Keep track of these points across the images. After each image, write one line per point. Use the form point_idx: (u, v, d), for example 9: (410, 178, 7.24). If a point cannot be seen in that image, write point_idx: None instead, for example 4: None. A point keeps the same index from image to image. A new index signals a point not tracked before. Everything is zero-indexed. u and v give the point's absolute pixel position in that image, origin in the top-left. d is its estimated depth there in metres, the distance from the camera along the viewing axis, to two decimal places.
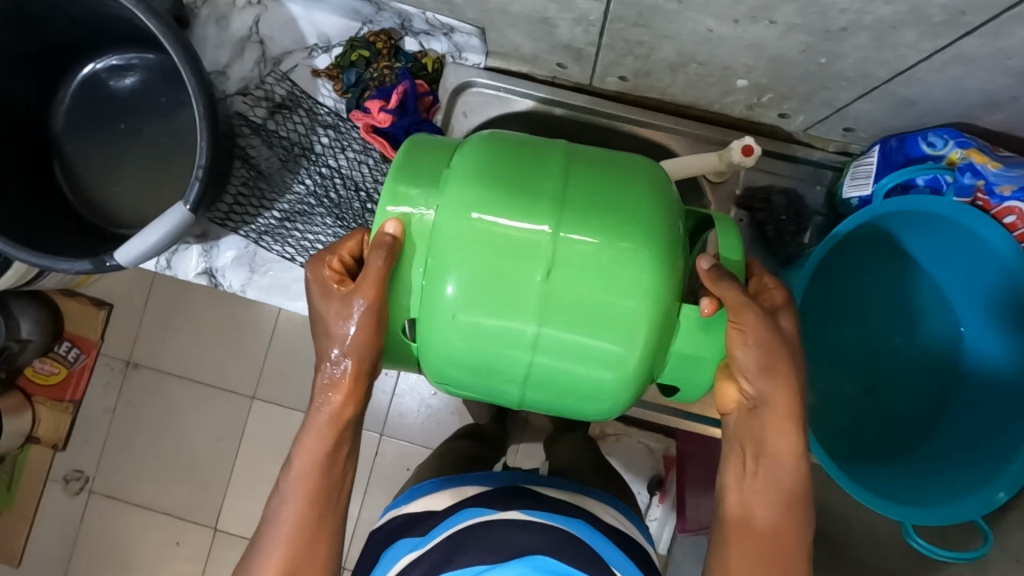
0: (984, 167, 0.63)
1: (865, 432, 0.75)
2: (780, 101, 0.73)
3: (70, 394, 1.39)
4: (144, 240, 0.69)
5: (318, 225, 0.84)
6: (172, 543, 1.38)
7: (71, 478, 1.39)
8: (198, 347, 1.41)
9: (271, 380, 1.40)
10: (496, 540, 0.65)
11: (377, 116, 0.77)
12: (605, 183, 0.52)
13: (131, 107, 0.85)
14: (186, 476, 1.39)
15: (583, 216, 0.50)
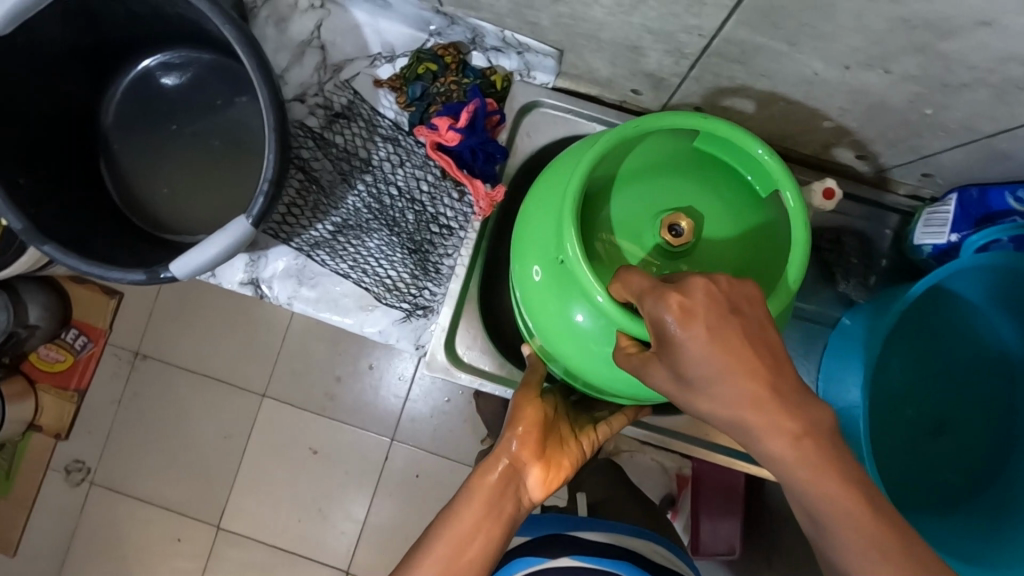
0: None
1: (932, 475, 0.73)
2: (862, 143, 0.71)
3: (75, 383, 1.35)
4: (203, 253, 0.66)
5: (373, 241, 0.81)
6: (172, 539, 1.35)
7: (71, 469, 1.34)
8: (213, 342, 1.38)
9: (285, 379, 1.37)
10: None
11: (445, 134, 0.74)
12: (533, 218, 0.57)
13: (181, 105, 0.81)
14: (192, 472, 1.36)
15: (528, 257, 0.56)
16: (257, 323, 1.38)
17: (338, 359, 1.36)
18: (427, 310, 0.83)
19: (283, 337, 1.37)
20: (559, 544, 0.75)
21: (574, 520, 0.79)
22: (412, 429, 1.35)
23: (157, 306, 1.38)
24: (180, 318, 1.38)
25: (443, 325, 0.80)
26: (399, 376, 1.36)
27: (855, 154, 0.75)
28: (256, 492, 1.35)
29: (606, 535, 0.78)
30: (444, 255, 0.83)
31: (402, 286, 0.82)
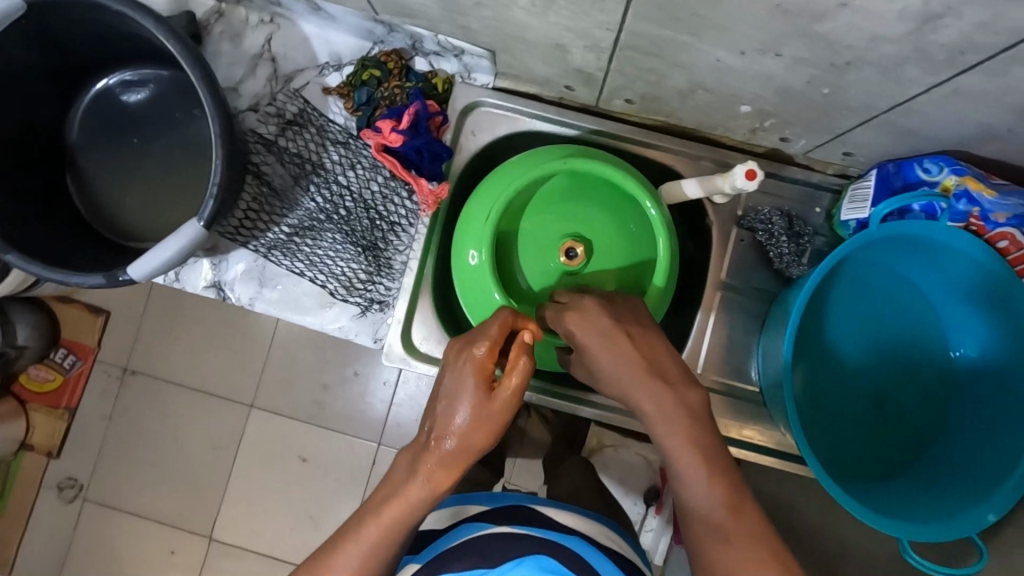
0: (979, 195, 0.65)
1: (868, 453, 0.76)
2: (782, 126, 0.75)
3: (66, 400, 1.31)
4: (157, 257, 0.70)
5: (327, 241, 0.85)
6: (167, 551, 1.38)
7: (64, 486, 1.35)
8: (200, 356, 1.41)
9: (271, 390, 1.40)
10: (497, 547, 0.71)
11: (388, 136, 0.78)
12: (471, 220, 0.76)
13: (143, 122, 0.85)
14: (185, 484, 1.39)
15: (467, 248, 0.75)
16: (242, 334, 1.41)
17: (322, 367, 1.39)
18: (383, 305, 0.86)
19: (268, 347, 1.40)
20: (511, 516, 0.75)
21: (536, 500, 0.82)
22: (399, 434, 1.38)
23: (144, 322, 1.41)
24: (168, 332, 1.41)
25: (399, 318, 0.83)
26: (384, 381, 1.39)
27: (781, 137, 0.78)
28: (245, 501, 1.38)
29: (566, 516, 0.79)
30: (396, 251, 0.86)
31: (358, 282, 0.86)
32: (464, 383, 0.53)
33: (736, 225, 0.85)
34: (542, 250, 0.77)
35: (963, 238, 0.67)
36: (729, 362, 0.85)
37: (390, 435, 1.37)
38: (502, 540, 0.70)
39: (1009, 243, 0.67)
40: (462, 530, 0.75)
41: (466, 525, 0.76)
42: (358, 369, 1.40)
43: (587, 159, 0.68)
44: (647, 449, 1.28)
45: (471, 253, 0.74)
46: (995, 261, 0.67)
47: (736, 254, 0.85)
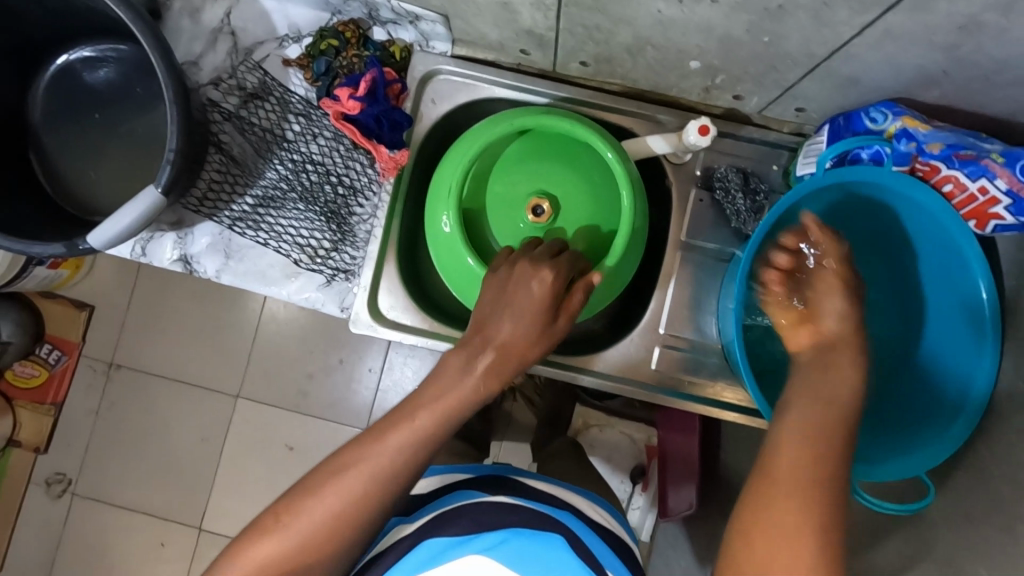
0: (916, 131, 0.66)
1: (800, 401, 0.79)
2: (732, 83, 0.76)
3: (52, 397, 1.36)
4: (115, 224, 0.70)
5: (291, 212, 0.86)
6: (157, 544, 1.37)
7: (52, 481, 1.37)
8: (184, 349, 1.39)
9: (257, 380, 1.38)
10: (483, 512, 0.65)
11: (346, 104, 0.79)
12: (442, 188, 0.73)
13: (106, 99, 0.86)
14: (172, 477, 1.38)
15: (439, 215, 0.72)
16: (226, 327, 1.39)
17: (307, 356, 1.38)
18: (349, 274, 0.87)
19: (252, 340, 1.39)
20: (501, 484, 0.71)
21: (522, 470, 0.77)
22: None
23: (128, 317, 1.39)
24: (151, 326, 1.39)
25: (364, 286, 0.84)
26: (369, 368, 1.38)
27: (733, 95, 0.80)
28: (233, 491, 1.37)
29: (551, 485, 0.75)
30: (360, 221, 0.87)
31: (323, 252, 0.87)
32: (529, 299, 0.61)
33: (695, 186, 0.85)
34: (510, 210, 0.75)
35: (969, 240, 0.70)
36: (691, 322, 0.86)
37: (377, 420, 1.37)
38: (497, 508, 0.65)
39: (953, 185, 0.69)
40: (452, 497, 0.70)
41: (458, 491, 0.71)
42: (344, 358, 1.39)
43: (543, 115, 0.68)
44: (633, 429, 1.26)
45: (443, 219, 0.71)
46: (988, 279, 0.70)
47: (696, 214, 0.85)
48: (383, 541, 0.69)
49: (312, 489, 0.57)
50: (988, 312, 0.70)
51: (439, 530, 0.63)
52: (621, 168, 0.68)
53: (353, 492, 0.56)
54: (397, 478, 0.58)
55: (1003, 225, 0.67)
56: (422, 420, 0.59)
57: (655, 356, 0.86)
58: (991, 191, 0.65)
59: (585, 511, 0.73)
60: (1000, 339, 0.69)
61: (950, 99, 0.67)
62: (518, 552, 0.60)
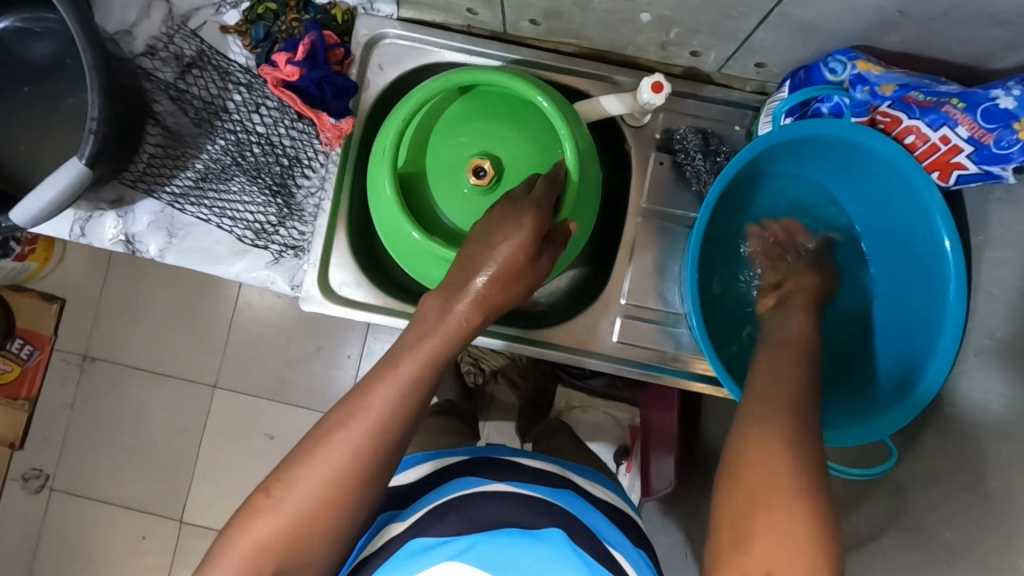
0: (868, 74, 0.64)
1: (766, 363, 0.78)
2: (688, 36, 0.73)
3: (25, 391, 1.31)
4: (38, 199, 0.67)
5: (235, 187, 0.82)
6: (137, 537, 1.34)
7: (29, 476, 1.34)
8: (157, 339, 1.35)
9: (232, 369, 1.35)
10: (484, 509, 0.58)
11: (284, 69, 0.76)
12: (380, 155, 0.69)
13: (39, 73, 0.82)
14: (150, 468, 1.35)
15: (378, 186, 0.69)
16: (201, 317, 1.35)
17: (283, 342, 1.34)
18: (298, 250, 0.84)
19: (229, 329, 1.35)
20: (497, 470, 0.66)
21: (518, 451, 0.73)
22: None
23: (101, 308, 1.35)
24: (123, 316, 1.35)
25: (314, 262, 0.81)
26: (347, 354, 1.34)
27: (691, 52, 0.76)
28: (213, 482, 1.34)
29: (549, 464, 0.71)
30: (307, 193, 0.84)
31: (269, 227, 0.83)
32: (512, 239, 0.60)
33: (655, 148, 0.82)
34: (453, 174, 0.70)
35: (929, 189, 0.66)
36: (654, 290, 0.83)
37: None
38: (494, 497, 0.59)
39: (916, 137, 0.66)
40: (449, 486, 0.64)
41: (456, 478, 0.65)
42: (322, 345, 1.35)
43: (471, 70, 0.65)
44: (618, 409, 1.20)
45: (382, 188, 0.68)
46: (950, 229, 0.65)
47: (656, 178, 0.82)
48: (369, 543, 0.61)
49: (259, 504, 0.51)
50: (953, 262, 0.66)
51: (430, 529, 0.56)
52: (559, 117, 0.65)
53: (304, 502, 0.51)
54: (358, 470, 0.52)
55: (966, 175, 0.65)
56: (377, 408, 0.54)
57: (616, 327, 0.83)
58: (952, 140, 0.63)
59: (585, 490, 0.70)
60: (965, 288, 0.65)
61: (911, 43, 0.64)
62: (507, 550, 0.53)
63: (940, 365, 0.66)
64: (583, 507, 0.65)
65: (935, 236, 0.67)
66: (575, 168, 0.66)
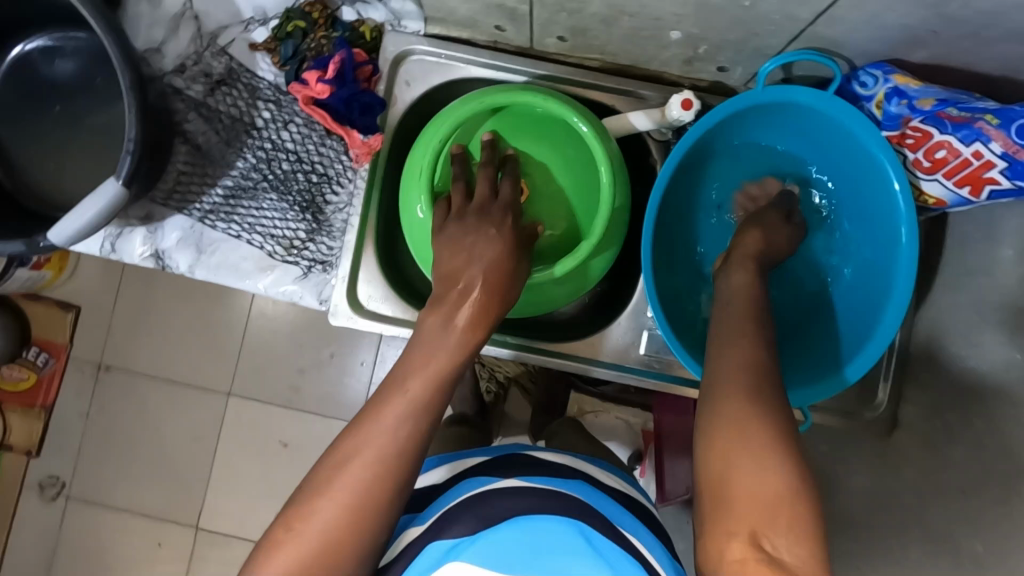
0: (906, 88, 0.65)
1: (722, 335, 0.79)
2: (714, 52, 0.73)
3: (42, 399, 1.31)
4: (77, 218, 0.68)
5: (266, 204, 0.83)
6: (154, 544, 1.34)
7: (46, 484, 1.33)
8: (173, 349, 1.36)
9: (248, 376, 1.35)
10: (492, 507, 0.58)
11: (315, 87, 0.78)
12: (414, 172, 0.71)
13: (66, 90, 0.83)
14: (166, 475, 1.35)
15: (413, 201, 0.70)
16: (215, 326, 1.36)
17: (298, 350, 1.35)
18: (326, 265, 0.85)
19: (243, 336, 1.35)
20: (515, 466, 0.66)
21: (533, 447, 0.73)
22: None
23: (117, 317, 1.36)
24: (139, 325, 1.36)
25: (343, 277, 0.81)
26: (361, 362, 1.34)
27: (716, 67, 0.76)
28: (229, 491, 1.34)
29: (564, 458, 0.71)
30: (336, 209, 0.84)
31: (298, 243, 0.84)
32: (491, 243, 0.59)
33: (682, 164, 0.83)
34: None
35: (869, 130, 0.68)
36: None
37: None
38: (506, 492, 0.60)
39: (947, 152, 0.66)
40: (463, 486, 0.64)
41: (469, 478, 0.66)
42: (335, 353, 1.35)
43: (512, 91, 0.67)
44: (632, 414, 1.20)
45: (417, 208, 0.69)
46: (898, 170, 0.67)
47: None
48: (390, 549, 0.61)
49: (300, 510, 0.50)
50: (902, 204, 0.68)
51: (444, 531, 0.57)
52: (596, 142, 0.67)
53: (323, 532, 0.49)
54: (382, 475, 0.51)
55: (999, 190, 0.64)
56: (381, 430, 0.51)
57: (643, 340, 0.84)
58: (985, 155, 0.63)
59: (600, 481, 0.70)
60: (917, 232, 0.67)
61: (939, 60, 0.64)
62: (530, 542, 0.53)
63: (895, 313, 0.68)
64: (596, 494, 0.64)
65: (884, 178, 0.69)
66: (609, 196, 0.67)
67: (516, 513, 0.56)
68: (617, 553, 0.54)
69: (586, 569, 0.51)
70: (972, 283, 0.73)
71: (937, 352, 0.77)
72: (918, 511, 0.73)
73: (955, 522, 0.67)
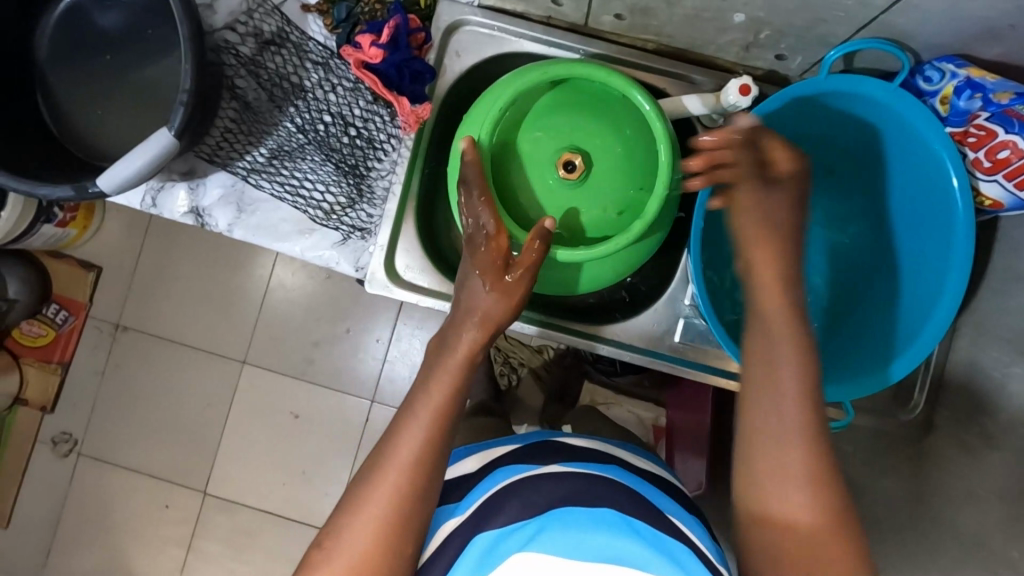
0: (982, 80, 0.64)
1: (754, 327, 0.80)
2: (776, 39, 0.72)
3: (59, 355, 1.33)
4: (127, 166, 0.68)
5: (308, 164, 0.83)
6: (160, 506, 1.35)
7: (59, 440, 1.35)
8: (191, 314, 1.36)
9: (264, 346, 1.36)
10: (533, 492, 0.57)
11: (368, 52, 0.75)
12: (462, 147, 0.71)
13: (115, 41, 0.82)
14: (178, 438, 1.36)
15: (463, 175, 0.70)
16: (235, 293, 1.36)
17: (315, 323, 1.35)
18: (365, 232, 0.85)
19: (261, 306, 1.35)
20: (558, 454, 0.66)
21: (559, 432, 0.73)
22: (391, 392, 1.35)
23: (137, 279, 1.36)
24: (160, 288, 1.36)
25: (381, 244, 0.81)
26: (377, 339, 1.33)
27: (775, 53, 0.75)
28: (240, 459, 1.35)
29: (595, 444, 0.71)
30: (378, 176, 0.84)
31: (338, 208, 0.84)
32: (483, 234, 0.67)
33: None
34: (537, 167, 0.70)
35: (933, 126, 0.68)
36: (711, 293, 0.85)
37: (383, 391, 1.33)
38: (550, 478, 0.59)
39: (1010, 152, 0.66)
40: (498, 475, 0.63)
41: (503, 467, 0.64)
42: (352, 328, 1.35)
43: (587, 64, 0.66)
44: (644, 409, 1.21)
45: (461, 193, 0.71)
46: (957, 165, 0.68)
47: None
48: (429, 543, 0.60)
49: (317, 557, 0.54)
50: (960, 202, 0.68)
51: (490, 521, 0.56)
52: (658, 121, 0.65)
53: (355, 550, 0.53)
54: (405, 507, 0.55)
55: None
56: (404, 453, 0.57)
57: (679, 327, 0.83)
58: None
59: (631, 466, 0.70)
60: (973, 227, 0.67)
61: (1014, 56, 0.63)
62: (568, 524, 0.53)
63: (946, 308, 0.69)
64: (633, 479, 0.64)
65: (942, 174, 0.69)
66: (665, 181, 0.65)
67: (552, 504, 0.56)
68: (658, 538, 0.54)
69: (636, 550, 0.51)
70: (1021, 291, 0.71)
71: (978, 359, 0.76)
72: (954, 519, 0.72)
73: (995, 533, 0.66)
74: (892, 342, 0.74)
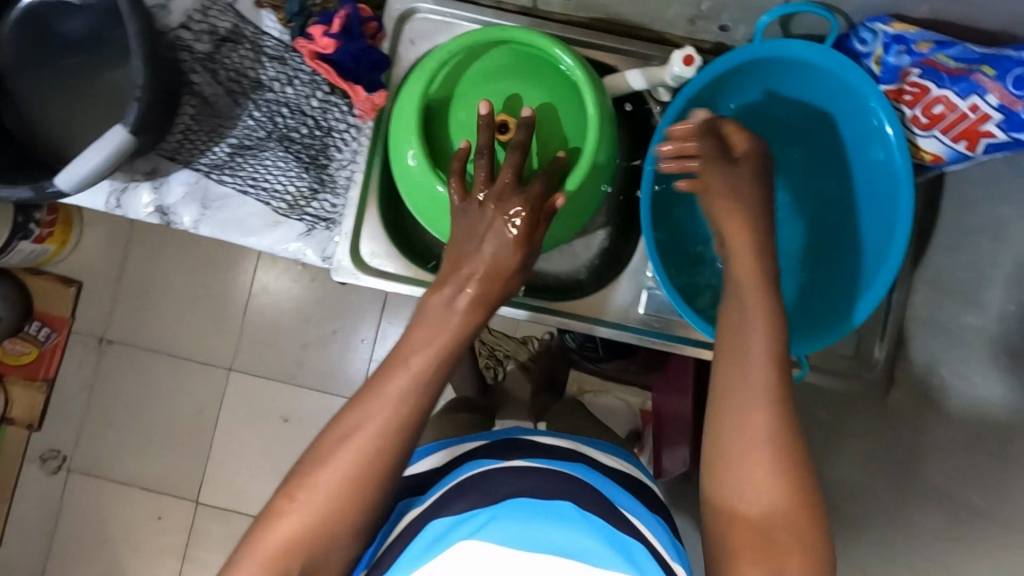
0: (904, 34, 0.66)
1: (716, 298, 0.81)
2: (718, 10, 0.73)
3: (43, 372, 1.33)
4: (84, 163, 0.69)
5: (269, 158, 0.84)
6: (153, 517, 1.35)
7: (48, 457, 1.35)
8: (174, 323, 1.36)
9: (249, 352, 1.36)
10: (494, 484, 0.58)
11: (320, 42, 0.75)
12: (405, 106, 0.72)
13: (74, 47, 0.83)
14: (167, 449, 1.36)
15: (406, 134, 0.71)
16: (217, 300, 1.36)
17: (298, 325, 1.35)
18: (329, 222, 0.85)
19: (244, 311, 1.36)
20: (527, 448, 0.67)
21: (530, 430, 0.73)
22: None
23: (118, 291, 1.36)
24: (142, 299, 1.36)
25: (345, 233, 0.82)
26: (361, 339, 1.34)
27: (718, 25, 0.77)
28: (229, 465, 1.35)
29: (565, 440, 0.72)
30: (340, 166, 0.85)
31: (302, 200, 0.85)
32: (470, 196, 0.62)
33: None
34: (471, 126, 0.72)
35: (866, 82, 0.70)
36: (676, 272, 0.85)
37: None
38: (512, 472, 0.60)
39: (944, 106, 0.67)
40: (466, 467, 0.64)
41: (471, 461, 0.66)
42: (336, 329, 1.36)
43: (528, 31, 0.69)
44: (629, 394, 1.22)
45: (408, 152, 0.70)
46: (888, 114, 0.70)
47: None
48: (392, 532, 0.61)
49: (284, 505, 0.52)
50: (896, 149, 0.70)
51: (446, 508, 0.57)
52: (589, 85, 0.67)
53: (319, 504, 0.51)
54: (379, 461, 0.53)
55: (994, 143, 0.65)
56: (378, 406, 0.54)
57: (643, 299, 0.84)
58: (982, 108, 0.64)
59: (597, 462, 0.70)
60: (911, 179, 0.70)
61: (942, 13, 0.65)
62: (528, 510, 0.54)
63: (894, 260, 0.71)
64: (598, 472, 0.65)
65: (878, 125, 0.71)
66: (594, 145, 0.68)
67: (517, 493, 0.57)
68: (617, 537, 0.55)
69: (595, 547, 0.52)
70: (972, 244, 0.73)
71: (936, 314, 0.78)
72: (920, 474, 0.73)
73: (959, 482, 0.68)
74: (848, 297, 0.75)
